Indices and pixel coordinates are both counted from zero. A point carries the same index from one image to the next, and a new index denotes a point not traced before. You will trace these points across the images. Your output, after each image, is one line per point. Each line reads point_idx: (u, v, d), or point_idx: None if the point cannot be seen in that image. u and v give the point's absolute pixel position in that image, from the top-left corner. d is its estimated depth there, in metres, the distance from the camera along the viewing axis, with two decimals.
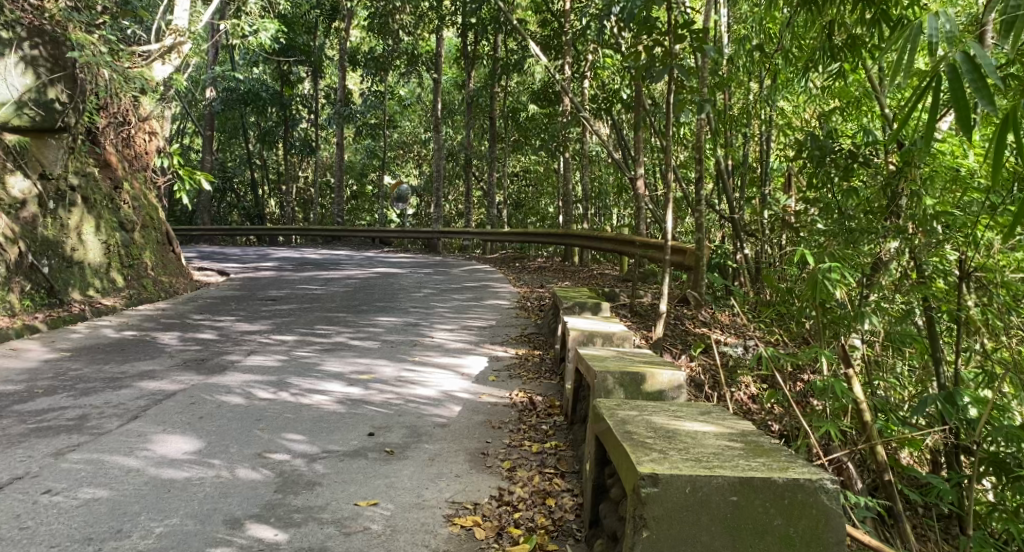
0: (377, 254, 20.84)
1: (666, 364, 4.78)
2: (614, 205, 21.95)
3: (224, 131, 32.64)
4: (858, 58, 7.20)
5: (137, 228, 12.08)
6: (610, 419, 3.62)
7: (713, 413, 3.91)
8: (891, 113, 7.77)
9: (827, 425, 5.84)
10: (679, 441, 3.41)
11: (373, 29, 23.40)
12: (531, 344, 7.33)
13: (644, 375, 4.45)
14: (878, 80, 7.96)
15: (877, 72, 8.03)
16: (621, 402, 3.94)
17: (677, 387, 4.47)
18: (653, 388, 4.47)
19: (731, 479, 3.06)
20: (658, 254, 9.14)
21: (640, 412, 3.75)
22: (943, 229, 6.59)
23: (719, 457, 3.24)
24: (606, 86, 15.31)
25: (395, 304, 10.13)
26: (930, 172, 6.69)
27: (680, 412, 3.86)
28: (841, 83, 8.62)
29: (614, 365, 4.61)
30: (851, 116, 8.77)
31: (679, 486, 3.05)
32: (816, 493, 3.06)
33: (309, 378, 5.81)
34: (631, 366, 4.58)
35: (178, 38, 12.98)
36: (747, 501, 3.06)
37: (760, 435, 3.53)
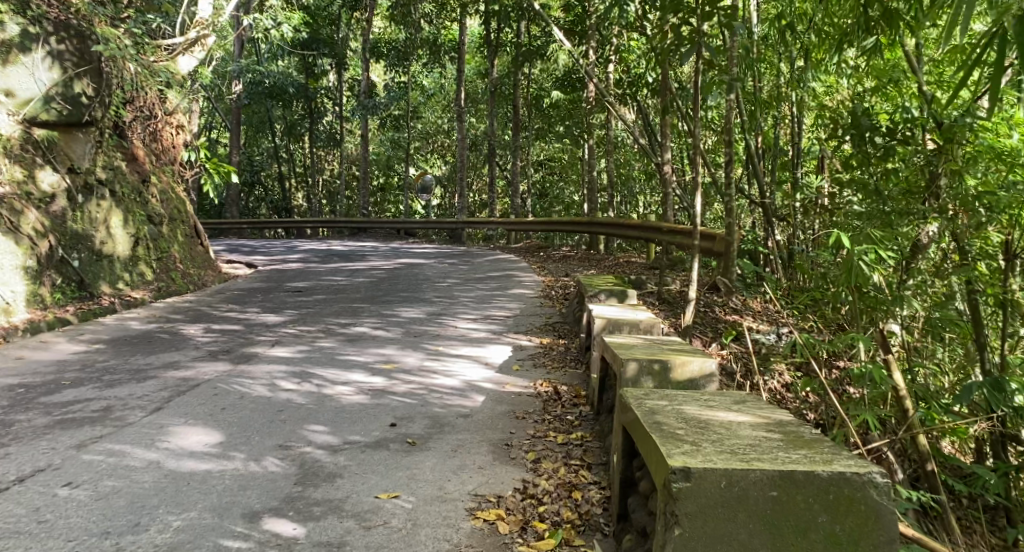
0: (403, 245, 20.81)
1: (697, 352, 4.63)
2: (640, 192, 21.74)
3: (251, 124, 32.82)
4: (896, 33, 6.99)
5: (165, 221, 12.14)
6: (637, 409, 3.50)
7: (748, 402, 3.77)
8: (929, 91, 7.55)
9: (865, 414, 5.66)
10: (712, 432, 3.28)
11: (395, 19, 23.34)
12: (556, 333, 7.22)
13: (672, 363, 4.31)
14: (915, 58, 7.75)
15: (915, 49, 7.81)
16: (650, 391, 3.82)
17: (708, 376, 4.33)
18: (682, 377, 4.33)
19: (770, 474, 2.93)
20: (687, 240, 8.97)
21: (670, 402, 3.62)
22: (986, 210, 6.39)
23: (757, 450, 3.11)
24: (630, 72, 15.10)
25: (420, 294, 10.07)
26: (971, 151, 6.50)
27: (712, 402, 3.72)
28: (876, 63, 8.40)
29: (642, 353, 4.47)
30: (886, 96, 8.54)
31: (713, 480, 2.93)
32: (864, 487, 2.92)
33: (332, 368, 5.74)
34: (659, 354, 4.45)
35: (203, 30, 13.04)
36: (788, 496, 2.93)
37: (800, 426, 3.38)
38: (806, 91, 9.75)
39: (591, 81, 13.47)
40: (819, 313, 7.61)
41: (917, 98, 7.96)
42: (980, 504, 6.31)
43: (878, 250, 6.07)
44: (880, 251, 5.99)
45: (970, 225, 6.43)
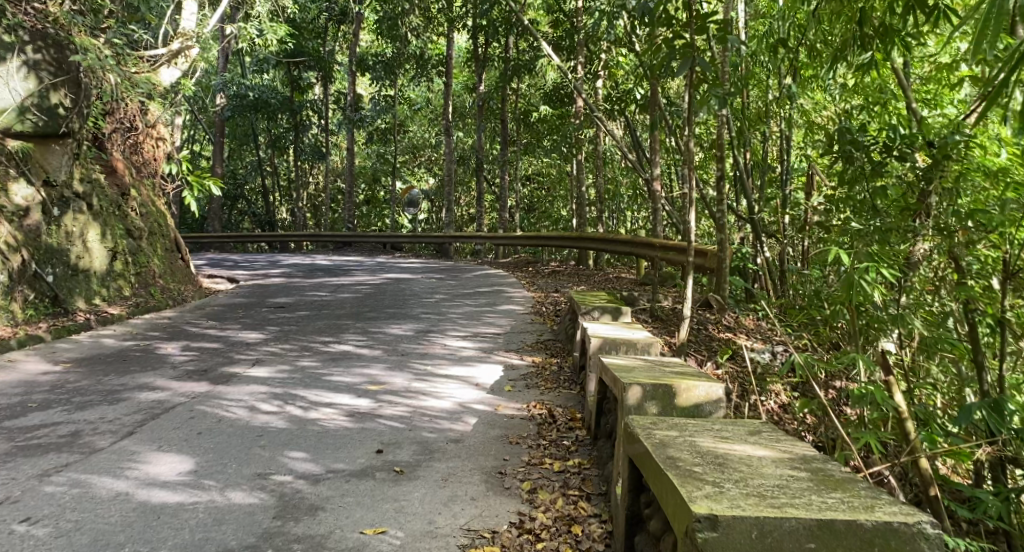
0: (389, 260, 20.52)
1: (701, 375, 4.45)
2: (629, 207, 21.61)
3: (235, 137, 32.49)
4: (887, 49, 6.87)
5: (145, 235, 11.86)
6: (647, 442, 3.34)
7: (763, 433, 3.57)
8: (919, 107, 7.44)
9: (867, 436, 5.46)
10: (731, 470, 3.08)
11: (382, 32, 23.17)
12: (548, 352, 7.00)
13: (677, 388, 4.11)
14: (904, 74, 7.66)
15: (904, 65, 7.72)
16: (658, 420, 3.65)
17: (715, 401, 4.14)
18: (687, 403, 4.14)
19: (807, 523, 2.72)
20: (678, 255, 8.79)
21: (682, 434, 3.46)
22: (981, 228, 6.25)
23: (790, 494, 2.90)
24: (619, 86, 14.98)
25: (406, 310, 9.83)
26: (961, 168, 6.38)
27: (725, 433, 3.54)
28: (865, 79, 8.31)
29: (644, 376, 4.28)
30: (875, 113, 8.44)
31: (743, 530, 2.73)
32: (913, 539, 2.70)
33: (317, 390, 5.50)
34: (662, 378, 4.25)
35: (186, 41, 12.79)
36: (828, 547, 2.72)
37: (824, 462, 3.19)
38: (795, 106, 9.67)
39: (580, 96, 13.34)
40: (814, 331, 7.44)
41: (906, 114, 7.87)
42: (982, 529, 6.10)
43: (877, 268, 5.89)
44: (878, 268, 5.81)
45: (966, 242, 6.29)
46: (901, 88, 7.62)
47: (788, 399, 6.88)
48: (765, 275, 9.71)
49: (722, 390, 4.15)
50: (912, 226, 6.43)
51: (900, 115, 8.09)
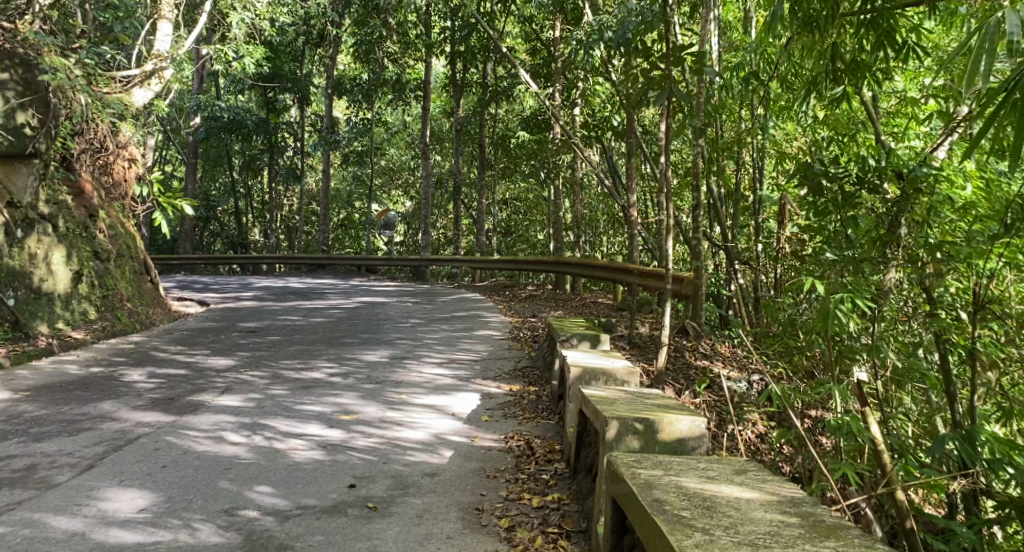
0: (364, 283, 20.32)
1: (682, 408, 4.38)
2: (606, 232, 21.65)
3: (208, 159, 32.22)
4: (859, 82, 6.98)
5: (113, 258, 11.63)
6: (632, 481, 3.25)
7: (749, 472, 3.49)
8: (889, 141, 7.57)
9: (845, 468, 5.42)
10: (720, 515, 2.98)
11: (359, 56, 23.16)
12: (526, 380, 6.90)
13: (659, 422, 4.05)
14: (873, 108, 7.79)
15: (873, 99, 7.86)
16: (642, 458, 3.59)
17: (698, 436, 4.07)
18: (669, 437, 4.06)
19: None
20: (655, 282, 8.76)
21: (666, 473, 3.38)
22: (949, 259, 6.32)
23: (783, 544, 2.77)
24: (596, 113, 15.06)
25: (381, 335, 9.68)
26: (929, 201, 6.47)
27: (711, 472, 3.46)
28: (834, 112, 8.44)
29: (626, 409, 4.20)
30: (846, 145, 8.55)
31: None
32: None
33: (287, 420, 5.34)
34: (643, 411, 4.18)
35: (160, 63, 12.60)
36: None
37: (815, 506, 3.09)
38: (767, 136, 9.77)
39: (557, 122, 13.34)
40: (790, 360, 7.42)
41: (875, 147, 7.99)
42: None
43: (853, 298, 5.89)
44: (854, 298, 5.80)
45: (937, 272, 6.35)
46: (871, 121, 7.75)
47: (765, 428, 6.84)
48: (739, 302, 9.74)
49: (705, 424, 4.09)
50: (885, 256, 6.47)
51: (870, 148, 8.21)
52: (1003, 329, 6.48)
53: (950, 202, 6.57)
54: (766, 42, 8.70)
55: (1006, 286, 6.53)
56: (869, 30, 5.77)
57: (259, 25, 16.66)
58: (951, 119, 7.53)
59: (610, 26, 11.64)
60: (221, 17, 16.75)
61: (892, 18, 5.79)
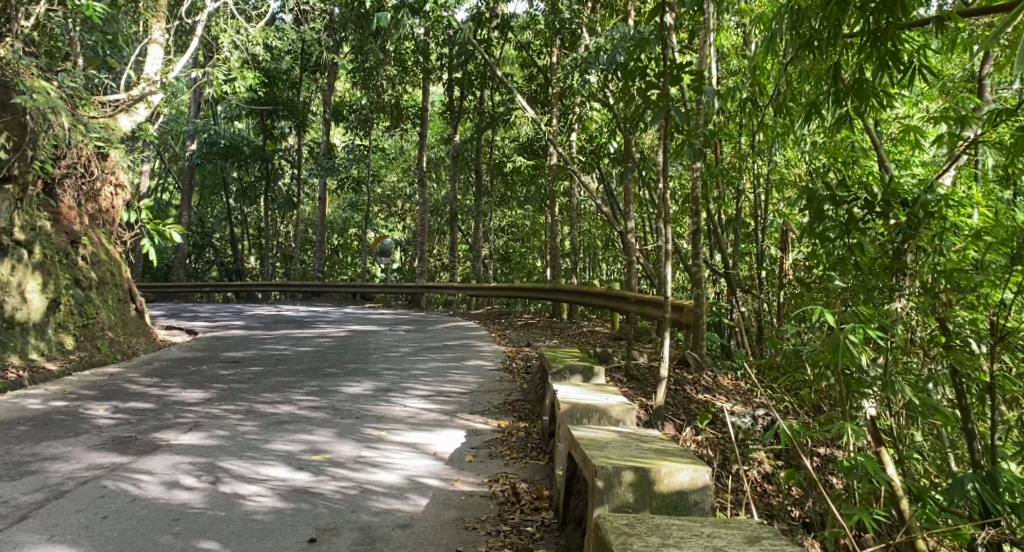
0: (358, 311, 19.83)
1: (682, 453, 3.97)
2: (605, 257, 21.24)
3: (204, 186, 31.88)
4: (863, 105, 6.58)
5: (94, 285, 11.22)
6: None
7: (763, 540, 3.06)
8: (893, 170, 7.21)
9: (861, 514, 4.97)
10: None
11: (356, 82, 22.79)
12: (515, 415, 6.45)
13: (657, 473, 3.66)
14: (874, 133, 7.46)
15: (873, 125, 7.53)
16: (638, 521, 3.20)
17: (700, 488, 3.67)
18: (668, 490, 3.67)
19: None
20: (654, 310, 8.31)
21: (665, 543, 2.99)
22: (965, 287, 5.96)
23: None
24: (595, 138, 14.66)
25: (367, 366, 9.23)
26: (939, 227, 6.11)
27: (718, 540, 3.05)
28: (835, 138, 8.09)
29: (617, 455, 3.82)
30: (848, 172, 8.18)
31: None
32: None
33: (249, 461, 4.92)
34: (640, 458, 3.79)
35: (150, 85, 12.15)
36: None
37: None
38: (768, 162, 9.42)
39: (554, 149, 12.98)
40: (796, 393, 7.00)
41: (877, 170, 7.66)
42: None
43: (866, 328, 5.47)
44: (867, 329, 5.41)
45: (951, 301, 6.01)
46: (874, 145, 7.39)
47: (772, 468, 6.41)
48: (740, 330, 9.38)
49: (707, 474, 3.68)
50: (896, 285, 6.07)
51: (871, 175, 7.90)
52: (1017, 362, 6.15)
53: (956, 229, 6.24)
54: (765, 65, 8.37)
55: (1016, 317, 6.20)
56: (875, 52, 5.34)
57: (252, 50, 16.38)
58: (954, 144, 7.24)
59: (606, 48, 11.31)
60: (214, 42, 16.45)
61: (896, 38, 5.41)
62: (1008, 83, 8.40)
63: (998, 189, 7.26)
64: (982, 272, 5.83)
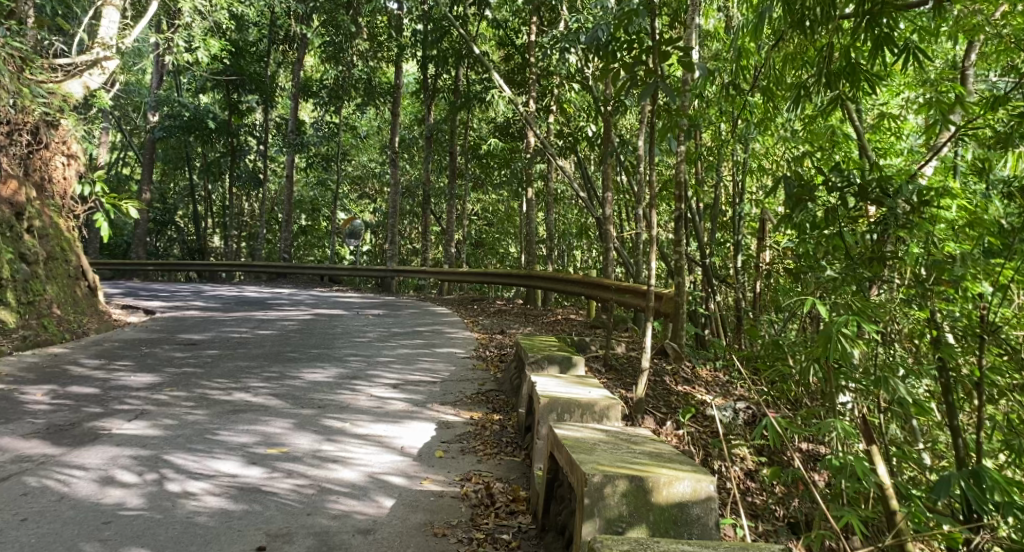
0: (325, 294, 19.23)
1: (679, 458, 3.69)
2: (578, 242, 20.91)
3: (166, 161, 30.88)
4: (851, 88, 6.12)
5: (40, 260, 10.62)
6: None
7: None
8: (874, 157, 6.82)
9: (849, 516, 4.61)
10: None
11: (327, 57, 22.02)
12: (489, 406, 6.10)
13: (654, 482, 3.37)
14: (854, 120, 7.06)
15: (855, 111, 7.15)
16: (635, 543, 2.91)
17: (703, 500, 3.39)
18: (666, 501, 3.38)
19: None
20: (632, 298, 7.91)
21: None
22: (954, 278, 5.59)
23: None
24: (572, 120, 14.22)
25: (332, 351, 8.80)
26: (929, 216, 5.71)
27: None
28: (815, 122, 7.68)
29: (609, 462, 3.53)
30: (828, 158, 7.79)
31: None
32: None
33: (196, 455, 4.51)
34: (635, 465, 3.50)
35: (104, 50, 11.39)
36: None
37: None
38: (746, 149, 8.99)
39: (531, 131, 12.52)
40: (775, 386, 6.67)
41: (860, 157, 7.27)
42: None
43: (861, 321, 5.00)
44: (860, 322, 4.95)
45: (941, 292, 5.63)
46: (857, 131, 7.00)
47: (755, 464, 6.15)
48: (716, 320, 9.06)
49: (711, 486, 3.40)
50: (884, 277, 5.70)
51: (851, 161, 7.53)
52: (1000, 359, 5.88)
53: (944, 219, 5.87)
54: (747, 49, 7.87)
55: (1001, 313, 5.93)
56: (867, 34, 4.80)
57: (216, 19, 15.66)
58: (933, 135, 6.89)
59: (586, 27, 10.84)
60: (175, 10, 15.65)
61: (893, 18, 4.88)
62: (991, 72, 8.09)
63: (980, 180, 6.95)
64: (966, 262, 5.51)
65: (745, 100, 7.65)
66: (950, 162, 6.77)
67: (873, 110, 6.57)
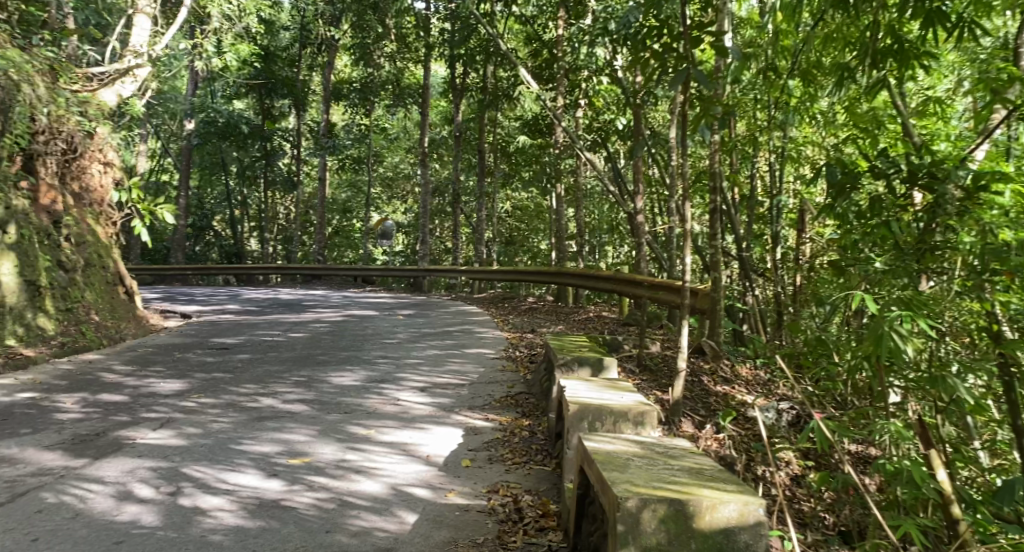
0: (358, 295, 19.17)
1: (722, 476, 3.45)
2: (611, 239, 20.66)
3: (201, 166, 31.13)
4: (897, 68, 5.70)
5: (78, 267, 10.65)
6: None
7: None
8: (921, 140, 6.41)
9: (907, 526, 4.29)
10: None
11: (355, 58, 21.92)
12: (519, 410, 5.89)
13: (695, 505, 3.14)
14: (898, 103, 6.65)
15: (900, 93, 6.73)
16: None
17: (751, 525, 3.14)
18: (710, 527, 3.14)
19: None
20: (666, 295, 7.62)
21: None
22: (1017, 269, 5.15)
23: None
24: (602, 114, 13.90)
25: (361, 354, 8.67)
26: (986, 203, 5.28)
27: None
28: (856, 105, 7.28)
29: (646, 480, 3.31)
30: (869, 144, 7.40)
31: None
32: None
33: (217, 467, 4.43)
34: (674, 485, 3.28)
35: (136, 59, 11.36)
36: None
37: None
38: (784, 137, 8.63)
39: (560, 126, 12.25)
40: (821, 385, 6.32)
41: (904, 141, 6.86)
42: None
43: (914, 317, 4.64)
44: (914, 318, 4.60)
45: (1000, 284, 5.21)
46: (900, 114, 6.59)
47: (801, 469, 5.90)
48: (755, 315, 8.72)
49: (760, 509, 3.15)
50: (937, 269, 5.32)
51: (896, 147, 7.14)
52: None
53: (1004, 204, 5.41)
54: (784, 31, 7.50)
55: None
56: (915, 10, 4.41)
57: (244, 23, 15.58)
58: (985, 116, 6.47)
59: (615, 16, 10.55)
60: (203, 15, 15.60)
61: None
62: None
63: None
64: None
65: (782, 86, 7.28)
66: (1003, 144, 6.36)
67: (919, 91, 6.16)
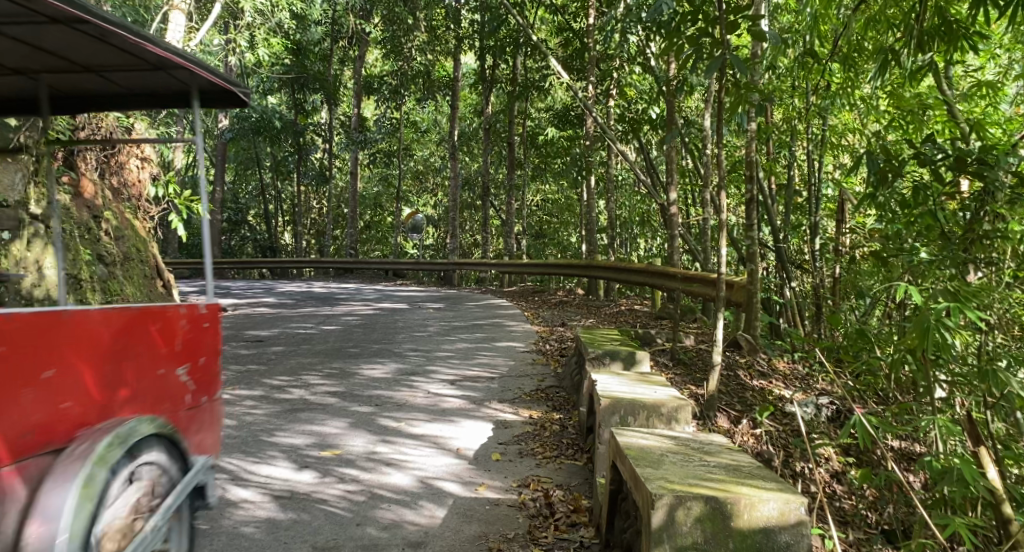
0: (390, 289, 19.22)
1: (761, 473, 3.37)
2: (641, 232, 20.50)
3: (236, 161, 31.43)
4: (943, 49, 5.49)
5: (117, 261, 10.79)
6: None
7: None
8: (967, 124, 6.19)
9: (954, 524, 4.18)
10: None
11: (385, 52, 21.94)
12: (549, 403, 5.85)
13: (733, 504, 3.06)
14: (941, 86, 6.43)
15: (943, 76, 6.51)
16: None
17: (792, 525, 3.05)
18: (749, 526, 3.06)
19: None
20: (700, 288, 7.50)
21: None
22: None
23: None
24: (633, 104, 13.73)
25: (392, 346, 8.67)
26: None
27: None
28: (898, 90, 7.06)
29: (681, 478, 3.24)
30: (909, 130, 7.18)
31: None
32: None
33: (250, 458, 4.45)
34: (712, 482, 3.20)
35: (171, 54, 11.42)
36: None
37: None
38: (822, 125, 8.43)
39: (591, 116, 12.13)
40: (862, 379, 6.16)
41: (947, 126, 6.65)
42: None
43: (962, 306, 4.47)
44: (963, 308, 4.43)
45: None
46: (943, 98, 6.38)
47: (841, 465, 5.77)
48: (792, 308, 8.57)
49: (801, 509, 3.07)
50: (987, 258, 5.13)
51: (939, 133, 6.94)
52: None
53: None
54: (822, 15, 7.30)
55: None
56: None
57: (277, 18, 15.61)
58: None
59: (648, 5, 10.41)
60: (235, 10, 15.67)
61: None
62: None
63: None
64: None
65: (820, 71, 7.09)
66: None
67: (964, 73, 5.94)
